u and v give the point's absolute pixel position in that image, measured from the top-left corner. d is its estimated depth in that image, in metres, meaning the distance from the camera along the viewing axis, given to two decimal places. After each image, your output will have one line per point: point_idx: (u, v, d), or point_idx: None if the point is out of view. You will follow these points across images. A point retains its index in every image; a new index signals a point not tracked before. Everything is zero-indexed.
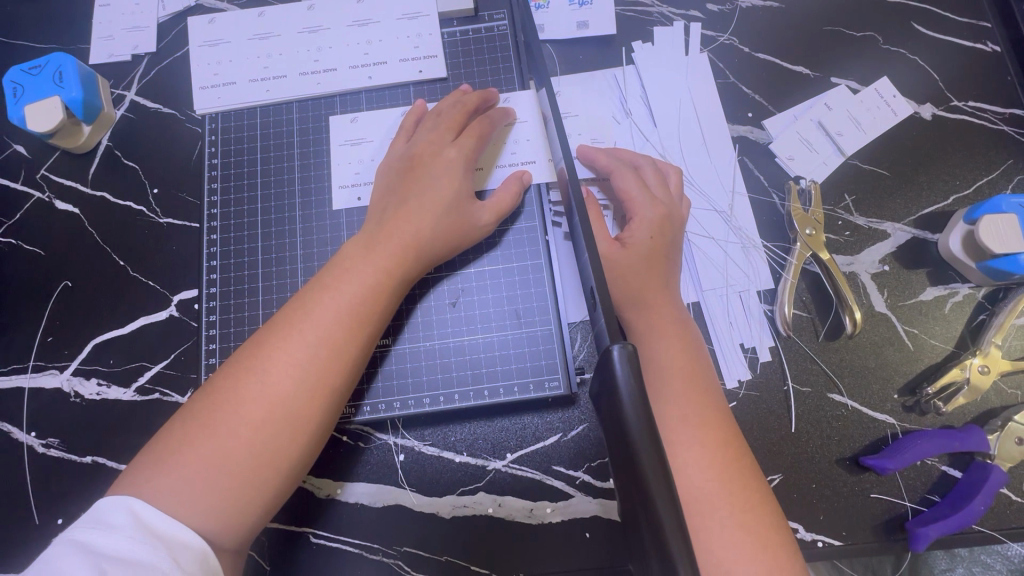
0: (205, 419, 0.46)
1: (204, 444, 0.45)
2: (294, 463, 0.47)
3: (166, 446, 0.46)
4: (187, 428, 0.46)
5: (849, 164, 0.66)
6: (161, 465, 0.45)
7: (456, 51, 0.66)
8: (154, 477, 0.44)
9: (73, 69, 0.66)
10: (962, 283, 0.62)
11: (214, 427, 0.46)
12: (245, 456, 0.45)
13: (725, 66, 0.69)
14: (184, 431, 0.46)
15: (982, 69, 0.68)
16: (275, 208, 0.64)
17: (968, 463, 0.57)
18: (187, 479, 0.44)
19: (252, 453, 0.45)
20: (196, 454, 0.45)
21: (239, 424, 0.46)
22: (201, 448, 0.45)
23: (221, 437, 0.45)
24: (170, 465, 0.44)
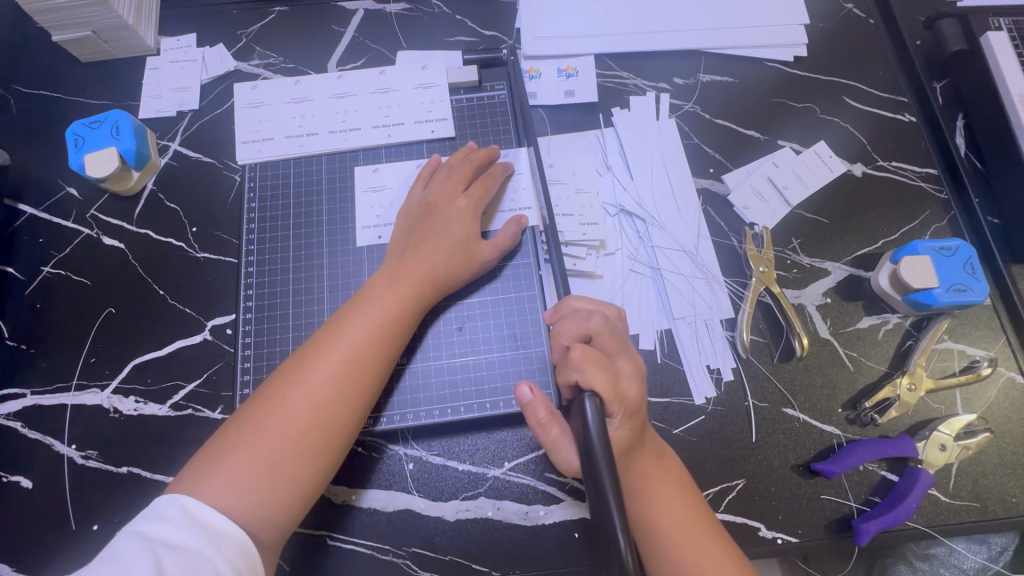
0: (254, 424, 0.54)
1: (255, 445, 0.53)
2: (329, 463, 0.56)
3: (221, 446, 0.53)
4: (239, 431, 0.54)
5: (794, 212, 0.78)
6: (216, 463, 0.52)
7: (463, 114, 0.78)
8: (211, 473, 0.52)
9: (128, 125, 0.76)
10: (892, 313, 0.73)
11: (263, 430, 0.54)
12: (290, 456, 0.53)
13: (690, 129, 0.82)
14: (238, 433, 0.54)
15: (902, 135, 0.82)
16: (304, 245, 0.74)
17: (902, 468, 0.66)
18: (241, 474, 0.52)
19: (295, 454, 0.54)
20: (248, 453, 0.53)
21: (284, 427, 0.54)
22: (253, 448, 0.53)
23: (270, 439, 0.53)
24: (225, 464, 0.52)
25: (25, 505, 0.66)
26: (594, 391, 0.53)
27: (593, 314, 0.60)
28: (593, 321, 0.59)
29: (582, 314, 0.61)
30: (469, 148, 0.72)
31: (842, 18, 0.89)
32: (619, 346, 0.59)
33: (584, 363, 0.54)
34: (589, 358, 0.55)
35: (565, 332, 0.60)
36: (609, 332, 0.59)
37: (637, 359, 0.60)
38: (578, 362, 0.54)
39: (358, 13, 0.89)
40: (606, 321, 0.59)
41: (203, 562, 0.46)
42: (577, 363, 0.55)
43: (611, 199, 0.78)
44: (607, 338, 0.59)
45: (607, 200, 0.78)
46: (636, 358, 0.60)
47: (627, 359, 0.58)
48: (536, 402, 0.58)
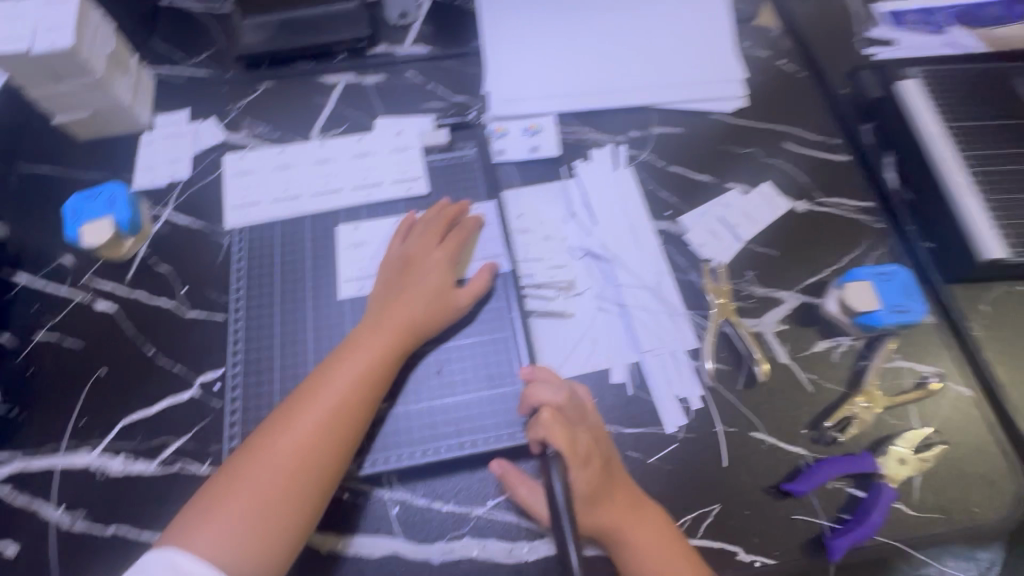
0: (242, 473, 0.57)
1: (243, 493, 0.56)
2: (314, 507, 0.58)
3: (212, 496, 0.56)
4: (228, 480, 0.57)
5: (747, 247, 0.84)
6: (207, 512, 0.55)
7: (436, 173, 0.85)
8: (203, 522, 0.55)
9: (123, 196, 0.82)
10: (844, 336, 0.78)
11: (250, 478, 0.57)
12: (276, 502, 0.56)
13: (646, 176, 0.90)
14: (228, 482, 0.57)
15: (838, 173, 0.90)
16: (289, 300, 0.78)
17: (868, 484, 0.69)
18: (230, 521, 0.54)
19: (281, 499, 0.56)
20: (237, 501, 0.55)
21: (271, 474, 0.57)
22: (241, 495, 0.56)
23: (258, 487, 0.56)
24: (216, 513, 0.55)
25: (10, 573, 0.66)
26: (558, 455, 0.57)
27: (558, 388, 0.64)
28: (552, 394, 0.64)
29: (548, 386, 0.64)
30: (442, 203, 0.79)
31: (775, 73, 0.99)
32: (579, 412, 0.64)
33: (550, 423, 0.60)
34: (553, 421, 0.60)
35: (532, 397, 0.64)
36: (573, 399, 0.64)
37: (595, 424, 0.65)
38: (545, 422, 0.60)
39: (338, 86, 0.98)
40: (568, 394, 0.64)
41: None
42: (543, 424, 0.60)
43: (577, 243, 0.83)
44: (568, 410, 0.63)
45: (573, 245, 0.83)
46: (595, 426, 0.65)
47: (586, 429, 0.63)
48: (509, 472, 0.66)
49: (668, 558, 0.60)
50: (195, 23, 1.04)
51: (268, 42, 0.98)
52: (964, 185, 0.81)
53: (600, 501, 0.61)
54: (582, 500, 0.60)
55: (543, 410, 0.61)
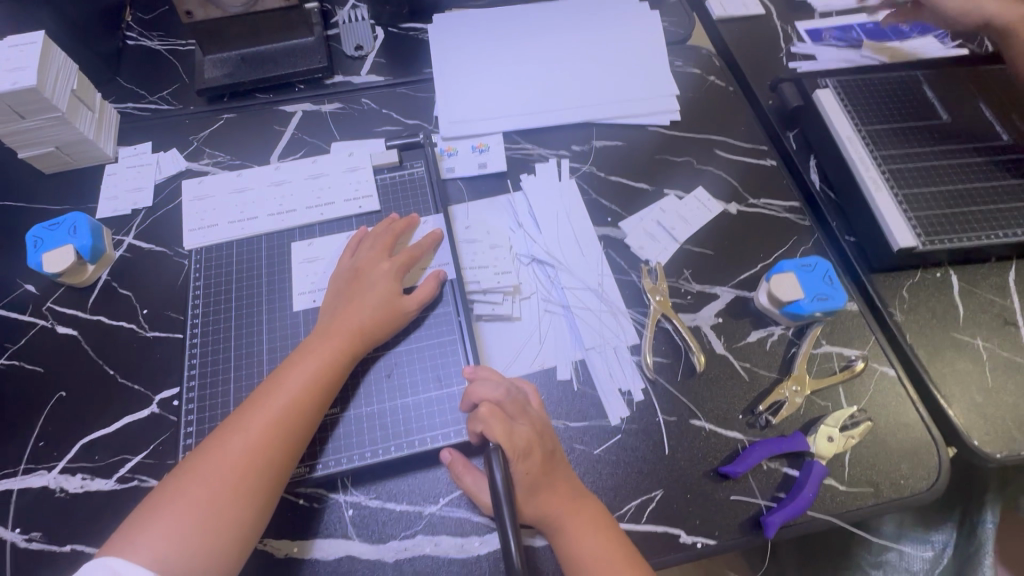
0: (189, 478, 0.59)
1: (189, 497, 0.58)
2: (261, 509, 0.61)
3: (158, 503, 0.58)
4: (175, 487, 0.59)
5: (683, 248, 0.89)
6: (158, 513, 0.57)
7: (387, 191, 0.90)
8: (148, 528, 0.56)
9: (85, 224, 0.85)
10: (776, 325, 0.83)
11: (198, 483, 0.59)
12: (223, 504, 0.58)
13: (588, 186, 0.95)
14: (179, 483, 0.59)
15: (766, 177, 0.97)
16: (246, 315, 0.81)
17: (800, 463, 0.73)
18: (180, 519, 0.57)
19: (228, 502, 0.58)
20: (187, 500, 0.58)
21: (222, 473, 0.59)
22: (192, 495, 0.58)
23: (208, 485, 0.59)
24: (161, 518, 0.57)
25: None
26: (498, 448, 0.58)
27: (498, 385, 0.68)
28: (492, 390, 0.67)
29: (487, 385, 0.68)
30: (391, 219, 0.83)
31: (705, 88, 1.07)
32: (519, 407, 0.67)
33: (488, 417, 0.64)
34: (492, 414, 0.64)
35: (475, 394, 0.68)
36: (513, 394, 0.68)
37: (537, 417, 0.68)
38: (483, 416, 0.64)
39: (296, 114, 1.03)
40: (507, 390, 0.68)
41: None
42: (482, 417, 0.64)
43: (524, 251, 0.88)
44: (509, 405, 0.67)
45: (520, 252, 0.88)
46: (537, 419, 0.68)
47: (527, 421, 0.66)
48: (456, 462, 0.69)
49: (605, 544, 0.64)
50: (159, 60, 1.09)
51: (229, 75, 1.04)
52: (875, 179, 0.88)
53: (542, 490, 0.64)
54: (523, 490, 0.63)
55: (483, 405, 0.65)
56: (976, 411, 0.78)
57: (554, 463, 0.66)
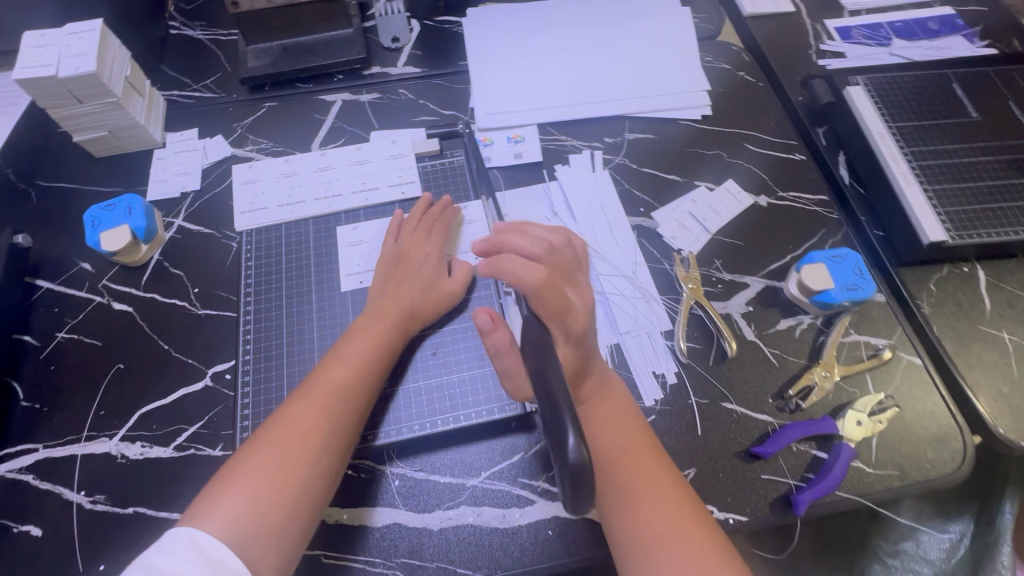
0: (261, 449, 0.63)
1: (262, 466, 0.61)
2: (327, 479, 0.64)
3: (230, 473, 0.61)
4: (245, 459, 0.62)
5: (714, 239, 0.92)
6: (231, 482, 0.60)
7: (429, 178, 0.94)
8: (224, 497, 0.59)
9: (139, 206, 0.89)
10: (805, 314, 0.85)
11: (269, 453, 0.62)
12: (293, 473, 0.61)
13: (621, 177, 0.98)
14: (250, 455, 0.62)
15: (796, 171, 0.99)
16: (296, 296, 0.85)
17: (829, 445, 0.75)
18: (253, 488, 0.60)
19: (299, 470, 0.62)
20: (259, 471, 0.61)
21: (291, 444, 0.63)
22: (263, 465, 0.61)
23: (278, 457, 0.62)
24: (234, 487, 0.60)
25: (33, 554, 0.70)
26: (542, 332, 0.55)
27: (533, 246, 0.71)
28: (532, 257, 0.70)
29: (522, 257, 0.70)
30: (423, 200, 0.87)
31: (735, 84, 1.09)
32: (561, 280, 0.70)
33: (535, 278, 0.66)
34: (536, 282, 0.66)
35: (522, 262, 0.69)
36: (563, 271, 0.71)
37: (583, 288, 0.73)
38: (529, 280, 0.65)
39: (336, 103, 1.06)
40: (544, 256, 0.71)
41: None
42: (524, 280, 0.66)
43: None
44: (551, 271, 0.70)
45: None
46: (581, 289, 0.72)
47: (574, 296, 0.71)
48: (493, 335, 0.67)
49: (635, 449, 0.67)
50: (203, 49, 1.13)
51: (271, 65, 1.07)
52: (905, 174, 0.90)
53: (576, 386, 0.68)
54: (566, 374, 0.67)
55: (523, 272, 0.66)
56: (1002, 401, 0.80)
57: (601, 397, 0.71)
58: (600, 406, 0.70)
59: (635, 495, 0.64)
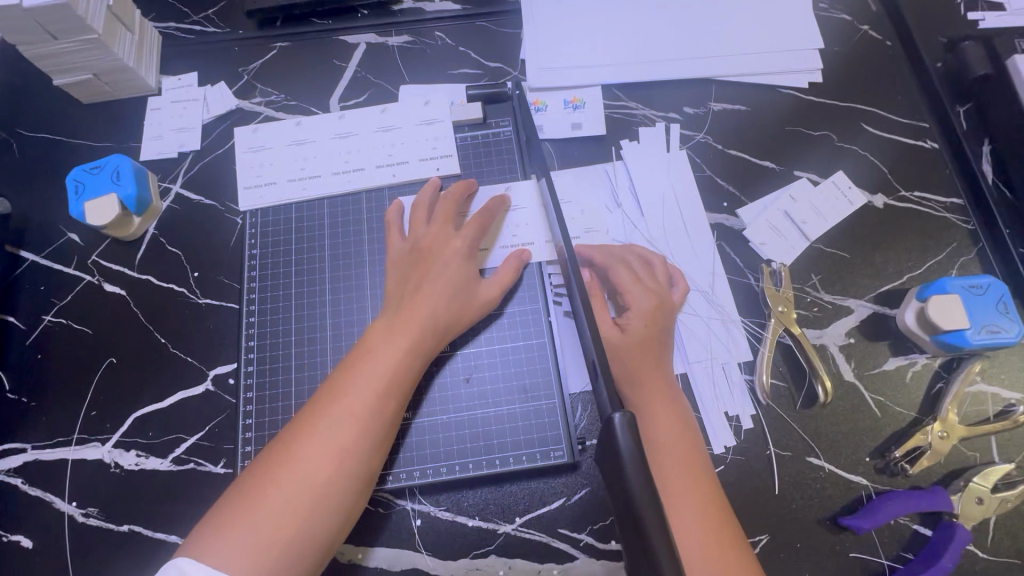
0: (283, 462, 0.52)
1: (274, 501, 0.51)
2: (356, 495, 0.54)
3: (247, 491, 0.51)
4: (265, 472, 0.52)
5: (813, 247, 0.74)
6: (249, 503, 0.51)
7: (468, 152, 0.78)
8: (228, 536, 0.49)
9: (128, 168, 0.75)
10: (920, 354, 0.69)
11: (291, 469, 0.52)
12: (320, 493, 0.52)
13: (701, 160, 0.79)
14: (269, 469, 0.52)
15: (926, 164, 0.78)
16: (307, 292, 0.73)
17: (936, 521, 0.63)
18: (274, 510, 0.50)
19: (317, 508, 0.51)
20: (281, 489, 0.51)
21: (316, 459, 0.53)
22: (285, 482, 0.51)
23: (302, 474, 0.52)
24: (252, 509, 0.50)
25: (25, 567, 0.65)
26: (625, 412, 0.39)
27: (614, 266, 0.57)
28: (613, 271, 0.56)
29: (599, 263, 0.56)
30: (465, 183, 0.71)
31: (858, 41, 0.85)
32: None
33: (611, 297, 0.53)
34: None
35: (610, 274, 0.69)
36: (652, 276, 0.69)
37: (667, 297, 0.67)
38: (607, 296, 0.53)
39: (359, 47, 0.87)
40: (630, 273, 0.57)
41: None
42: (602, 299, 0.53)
43: (621, 236, 0.76)
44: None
45: (617, 237, 0.76)
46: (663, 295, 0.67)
47: (653, 297, 0.66)
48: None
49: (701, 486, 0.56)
50: None
51: None
52: None
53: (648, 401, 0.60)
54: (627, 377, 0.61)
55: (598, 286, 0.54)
56: None
57: (672, 448, 0.57)
58: (671, 459, 0.57)
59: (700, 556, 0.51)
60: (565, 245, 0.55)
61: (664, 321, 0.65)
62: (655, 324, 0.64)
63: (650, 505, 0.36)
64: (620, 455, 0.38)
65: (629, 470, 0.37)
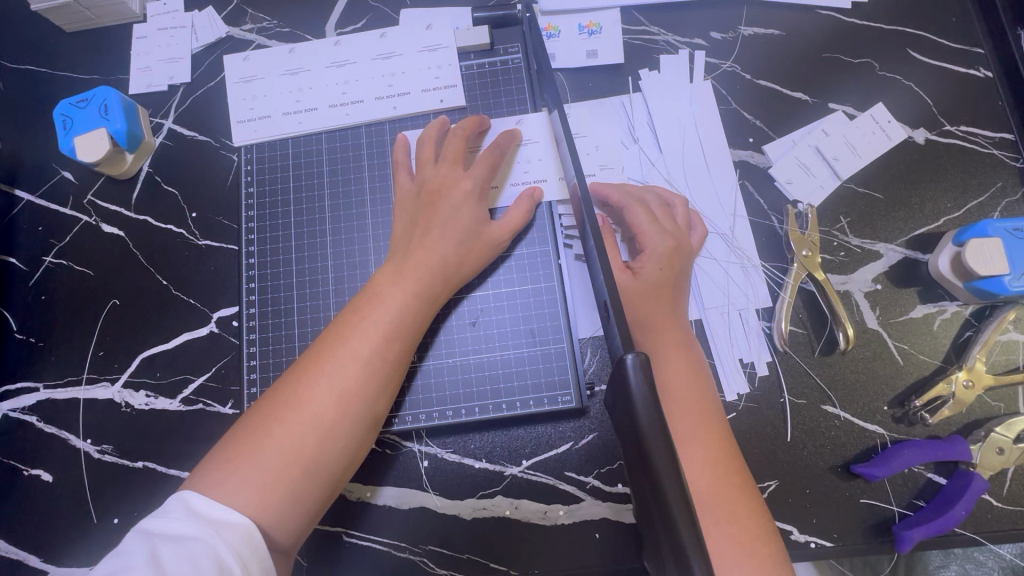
0: (288, 402, 0.52)
1: (279, 440, 0.50)
2: (361, 438, 0.54)
3: (252, 429, 0.51)
4: (269, 412, 0.51)
5: (844, 186, 0.69)
6: (253, 441, 0.50)
7: (474, 82, 0.72)
8: (232, 475, 0.48)
9: (117, 101, 0.71)
10: (950, 301, 0.66)
11: (296, 409, 0.51)
12: (324, 434, 0.51)
13: (728, 92, 0.73)
14: (274, 408, 0.52)
15: (975, 95, 0.71)
16: (308, 233, 0.70)
17: (952, 470, 0.61)
18: (279, 449, 0.50)
19: (322, 450, 0.51)
20: (285, 429, 0.50)
21: (321, 401, 0.52)
22: (290, 422, 0.51)
23: (307, 414, 0.51)
24: (257, 447, 0.50)
25: (48, 499, 0.67)
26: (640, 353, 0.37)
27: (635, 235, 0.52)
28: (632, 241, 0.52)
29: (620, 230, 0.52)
30: (478, 120, 0.66)
31: None
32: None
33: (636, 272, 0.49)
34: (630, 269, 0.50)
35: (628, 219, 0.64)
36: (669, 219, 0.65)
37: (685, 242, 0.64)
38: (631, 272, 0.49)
39: None
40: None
41: (202, 548, 0.44)
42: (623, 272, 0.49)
43: (637, 174, 0.71)
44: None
45: (633, 176, 0.71)
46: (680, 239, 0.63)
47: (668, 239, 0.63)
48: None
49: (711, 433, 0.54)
50: None
51: None
52: None
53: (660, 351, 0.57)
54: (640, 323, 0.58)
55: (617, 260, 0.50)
56: None
57: (685, 398, 0.55)
58: (683, 410, 0.55)
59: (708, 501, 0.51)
60: (575, 176, 0.52)
61: (679, 265, 0.62)
62: (669, 270, 0.61)
63: (663, 454, 0.34)
64: (632, 397, 0.36)
65: (639, 413, 0.36)
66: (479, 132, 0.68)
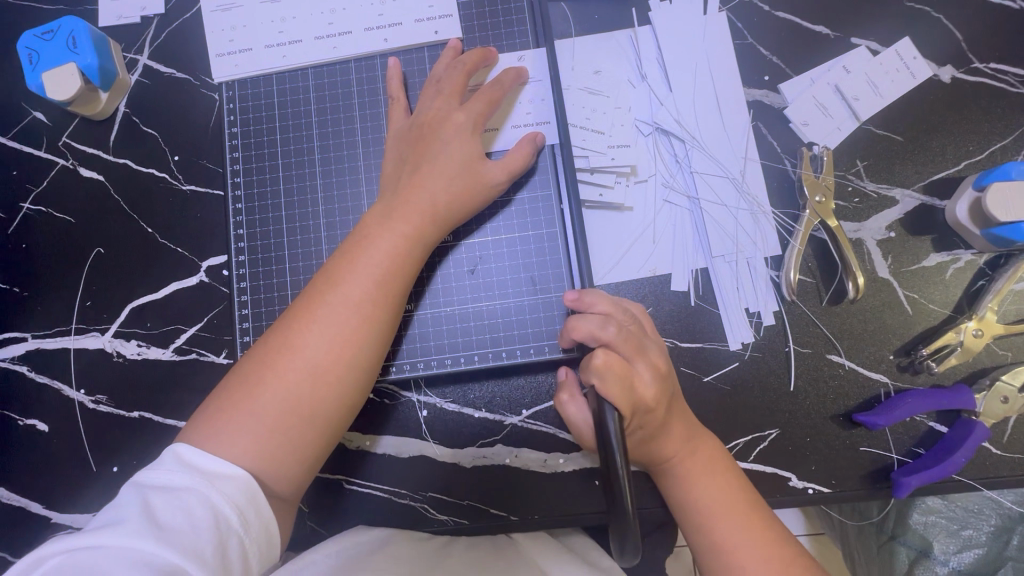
0: (281, 352, 0.51)
1: (273, 387, 0.49)
2: (359, 385, 0.53)
3: (246, 381, 0.50)
4: (261, 363, 0.51)
5: (863, 129, 0.66)
6: (246, 392, 0.49)
7: (472, 13, 0.67)
8: (226, 426, 0.48)
9: (85, 33, 0.65)
10: (965, 250, 0.64)
11: (289, 359, 0.50)
12: (320, 383, 0.50)
13: (743, 25, 0.67)
14: (267, 358, 0.51)
15: (1009, 29, 0.66)
16: (297, 177, 0.67)
17: (954, 419, 0.61)
18: (273, 400, 0.49)
19: (317, 395, 0.50)
20: (278, 379, 0.50)
21: (314, 350, 0.51)
22: (282, 372, 0.50)
23: (300, 363, 0.50)
24: (252, 400, 0.49)
25: (44, 448, 0.66)
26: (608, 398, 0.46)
27: (607, 322, 0.52)
28: (601, 327, 0.51)
29: (601, 294, 0.54)
30: (482, 52, 0.62)
31: None
32: (639, 344, 0.52)
33: (604, 371, 0.48)
34: (609, 366, 0.48)
35: (574, 327, 0.53)
36: (625, 328, 0.52)
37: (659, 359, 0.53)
38: (597, 368, 0.48)
39: None
40: (614, 325, 0.51)
41: (196, 497, 0.43)
42: (595, 368, 0.49)
43: (645, 116, 0.67)
44: (620, 341, 0.51)
45: (640, 117, 0.67)
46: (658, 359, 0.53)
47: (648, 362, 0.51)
48: (568, 383, 0.60)
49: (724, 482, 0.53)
50: None
51: None
52: None
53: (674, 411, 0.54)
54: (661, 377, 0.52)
55: (597, 351, 0.49)
56: None
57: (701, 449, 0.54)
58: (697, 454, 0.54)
59: (713, 524, 0.51)
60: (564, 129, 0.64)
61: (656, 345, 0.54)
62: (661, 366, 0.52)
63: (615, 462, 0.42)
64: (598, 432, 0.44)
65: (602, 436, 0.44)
66: (488, 65, 0.64)
